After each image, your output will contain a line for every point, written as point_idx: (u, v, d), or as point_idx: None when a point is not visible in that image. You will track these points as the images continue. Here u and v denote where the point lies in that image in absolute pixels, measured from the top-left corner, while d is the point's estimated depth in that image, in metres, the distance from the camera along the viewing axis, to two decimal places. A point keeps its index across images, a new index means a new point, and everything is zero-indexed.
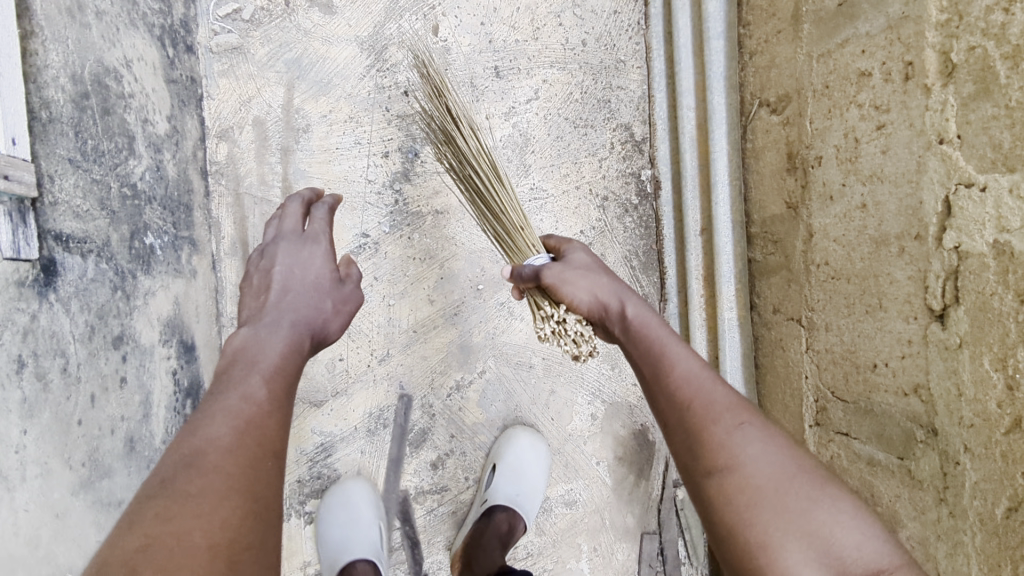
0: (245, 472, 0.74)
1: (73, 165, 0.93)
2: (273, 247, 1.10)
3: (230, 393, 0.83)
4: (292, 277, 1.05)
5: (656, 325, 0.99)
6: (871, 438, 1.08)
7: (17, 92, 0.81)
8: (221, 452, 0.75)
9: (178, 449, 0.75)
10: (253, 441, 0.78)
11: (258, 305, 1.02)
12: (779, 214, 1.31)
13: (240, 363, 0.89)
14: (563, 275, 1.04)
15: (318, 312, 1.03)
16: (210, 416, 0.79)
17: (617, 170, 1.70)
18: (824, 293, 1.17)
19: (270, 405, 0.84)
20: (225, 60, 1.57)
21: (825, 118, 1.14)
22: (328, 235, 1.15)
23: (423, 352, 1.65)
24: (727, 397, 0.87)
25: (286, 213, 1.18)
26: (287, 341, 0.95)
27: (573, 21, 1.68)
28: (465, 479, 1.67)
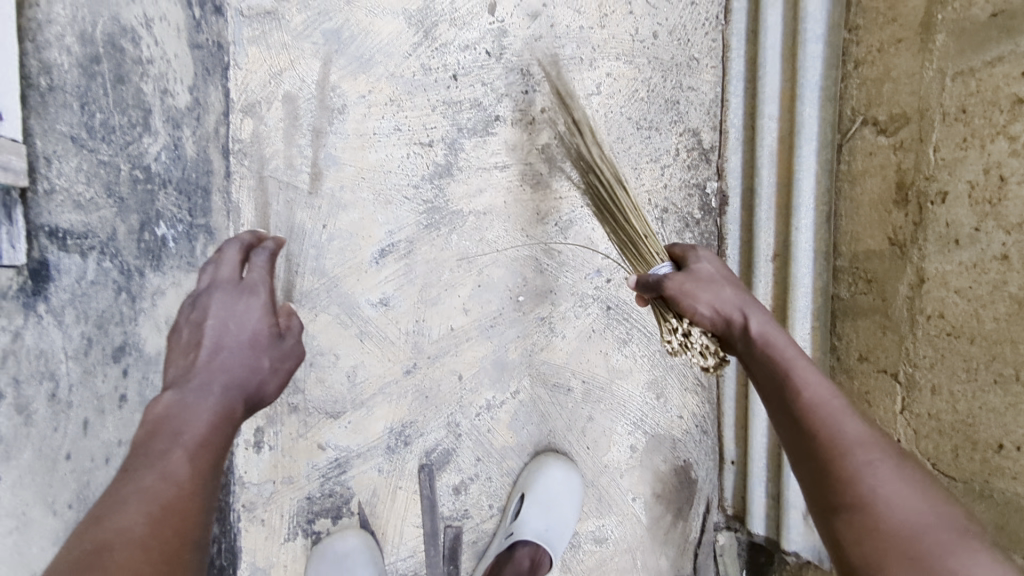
0: (160, 574, 0.60)
1: (77, 144, 0.77)
2: (206, 297, 0.90)
3: (146, 470, 0.68)
4: (226, 332, 0.86)
5: (780, 339, 0.89)
6: (985, 526, 0.94)
7: (8, 57, 0.67)
8: (131, 547, 0.59)
9: (74, 545, 0.59)
10: (169, 530, 0.64)
11: (184, 364, 0.82)
12: (877, 249, 1.15)
13: (162, 434, 0.72)
14: (684, 287, 0.96)
15: (255, 373, 0.85)
16: (119, 497, 0.65)
17: (680, 179, 1.53)
18: (933, 350, 1.02)
19: (195, 484, 0.69)
20: (256, 25, 1.40)
21: (957, 147, 0.98)
22: (269, 284, 0.95)
23: (453, 366, 1.51)
24: (861, 428, 0.77)
25: (221, 257, 0.96)
26: (217, 411, 0.78)
27: (645, 10, 1.51)
28: (488, 507, 1.53)
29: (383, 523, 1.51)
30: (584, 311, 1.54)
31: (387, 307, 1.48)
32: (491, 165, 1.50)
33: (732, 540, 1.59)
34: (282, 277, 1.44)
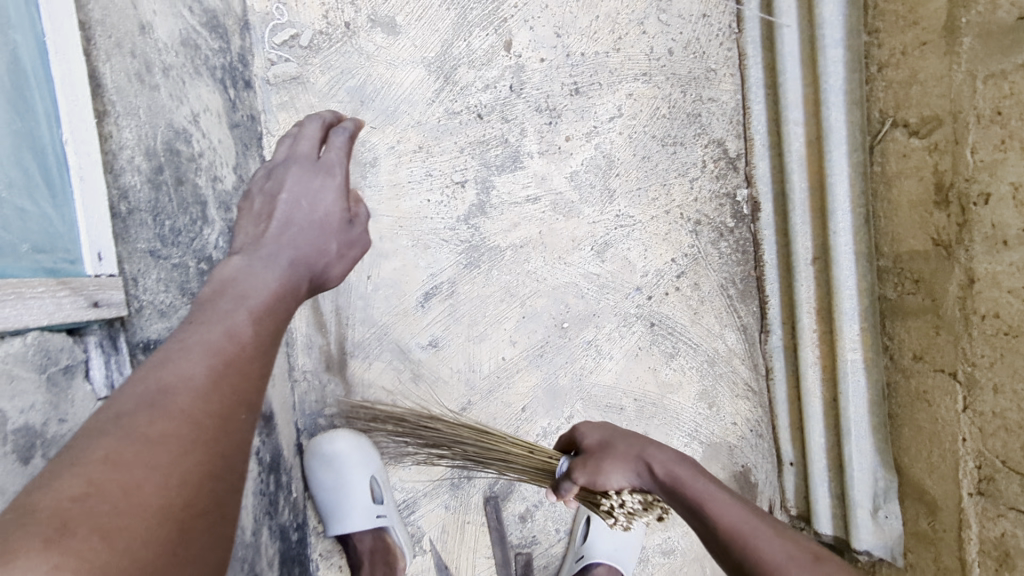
0: (220, 425, 0.61)
1: (155, 257, 0.88)
2: (282, 170, 0.91)
3: (211, 327, 0.68)
4: (297, 209, 0.88)
5: (694, 474, 0.96)
6: None
7: (98, 193, 0.80)
8: (192, 396, 0.61)
9: (140, 383, 0.61)
10: (228, 388, 0.64)
11: (256, 233, 0.86)
12: (921, 250, 1.16)
13: (227, 295, 0.74)
14: (597, 468, 1.06)
15: (321, 254, 0.87)
16: (182, 347, 0.65)
17: (709, 191, 1.54)
18: (991, 349, 1.03)
19: (257, 350, 0.69)
20: (284, 92, 1.44)
21: (995, 149, 0.98)
22: (346, 167, 0.93)
23: (506, 398, 1.54)
24: (784, 547, 0.83)
25: (302, 131, 0.94)
26: (282, 282, 0.80)
27: (657, 28, 1.52)
28: (555, 531, 1.56)
29: (456, 558, 1.54)
30: (629, 331, 1.56)
31: (436, 348, 1.51)
32: (523, 198, 1.52)
33: None
34: (334, 330, 1.48)
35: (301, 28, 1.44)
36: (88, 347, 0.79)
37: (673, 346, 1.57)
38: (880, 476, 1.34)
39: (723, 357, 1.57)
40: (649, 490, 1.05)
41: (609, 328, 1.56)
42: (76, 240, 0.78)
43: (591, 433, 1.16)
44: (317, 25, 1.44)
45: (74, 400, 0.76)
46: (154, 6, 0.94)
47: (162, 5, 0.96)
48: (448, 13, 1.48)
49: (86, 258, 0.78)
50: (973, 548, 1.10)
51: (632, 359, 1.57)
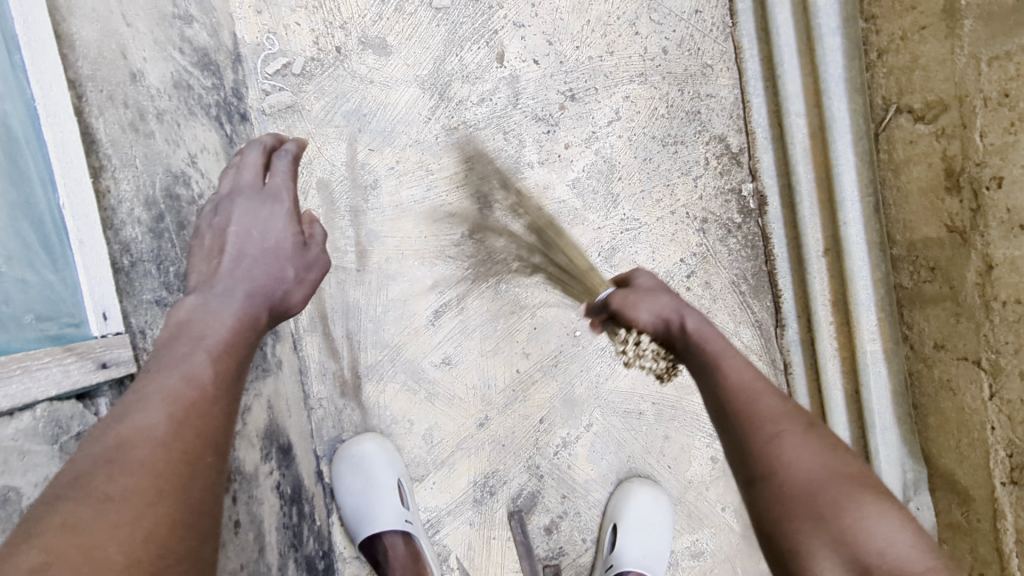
0: (183, 469, 0.66)
1: (161, 305, 0.90)
2: (228, 203, 0.90)
3: (170, 374, 0.72)
4: (246, 243, 0.88)
5: (715, 337, 0.96)
6: None
7: (100, 251, 0.81)
8: (154, 447, 0.66)
9: (100, 438, 0.65)
10: (191, 432, 0.69)
11: (210, 269, 0.87)
12: (934, 237, 1.14)
13: (184, 338, 0.77)
14: (625, 299, 1.05)
15: (279, 282, 0.88)
16: (142, 397, 0.70)
17: (714, 187, 1.50)
18: (1013, 335, 1.01)
19: (215, 389, 0.74)
20: (281, 121, 1.44)
21: (1005, 132, 0.96)
22: (293, 190, 0.93)
23: (523, 411, 1.53)
24: (776, 402, 0.87)
25: (244, 161, 0.94)
26: (240, 316, 0.83)
27: (650, 27, 1.51)
28: (582, 541, 1.55)
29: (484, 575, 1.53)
30: None
31: (450, 366, 1.50)
32: (526, 209, 1.51)
33: None
34: (347, 355, 1.48)
35: (293, 56, 1.44)
36: (99, 409, 0.81)
37: None
38: (908, 467, 1.33)
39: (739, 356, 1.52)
40: (670, 341, 1.03)
41: None
42: (78, 302, 0.79)
43: (643, 279, 1.11)
44: (308, 52, 1.44)
45: None
46: (145, 52, 0.94)
47: (152, 50, 0.96)
48: (438, 29, 1.48)
49: (89, 320, 0.80)
50: (1009, 538, 1.08)
51: None
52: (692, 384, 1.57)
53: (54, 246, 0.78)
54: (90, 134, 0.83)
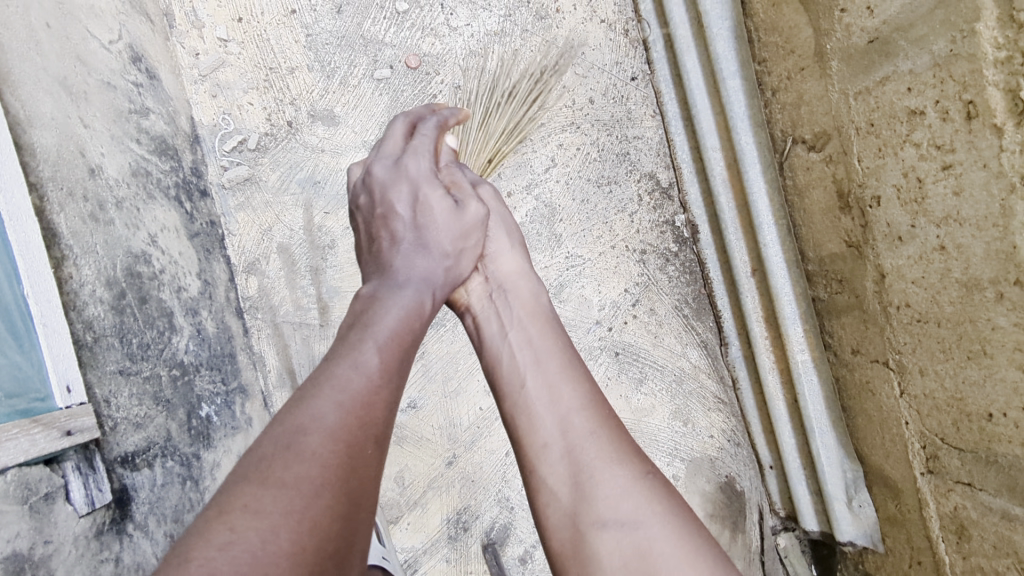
0: (348, 460, 0.69)
1: (124, 375, 0.99)
2: (371, 176, 1.08)
3: (342, 362, 0.78)
4: (407, 220, 1.03)
5: (550, 337, 1.00)
6: (1000, 491, 0.99)
7: (61, 330, 0.89)
8: (324, 435, 0.69)
9: (278, 423, 0.70)
10: (359, 422, 0.73)
11: (379, 252, 1.02)
12: (839, 252, 1.25)
13: (358, 327, 0.85)
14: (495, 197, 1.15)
15: (435, 262, 1.02)
16: (321, 382, 0.75)
17: (649, 221, 1.66)
18: (910, 336, 1.10)
19: (382, 377, 0.78)
20: (239, 193, 1.55)
21: (876, 156, 1.07)
22: (429, 155, 1.11)
23: (489, 446, 1.61)
24: (598, 430, 0.87)
25: (387, 138, 1.12)
26: (408, 305, 0.92)
27: (576, 81, 1.65)
28: None
29: None
30: (595, 363, 1.64)
31: (415, 410, 1.58)
32: None
33: (793, 540, 1.64)
34: None
35: (248, 133, 1.56)
36: (66, 472, 0.87)
37: (640, 370, 1.65)
38: (846, 468, 1.39)
39: (689, 376, 1.66)
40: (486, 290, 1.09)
41: None
42: (44, 378, 0.87)
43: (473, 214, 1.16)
44: (261, 128, 1.56)
45: (55, 522, 0.84)
46: (101, 148, 1.06)
47: (109, 145, 1.08)
48: (381, 98, 1.61)
49: (55, 393, 0.87)
50: (935, 524, 1.15)
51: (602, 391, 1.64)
52: (648, 407, 1.64)
53: (21, 330, 0.85)
54: (51, 229, 0.92)
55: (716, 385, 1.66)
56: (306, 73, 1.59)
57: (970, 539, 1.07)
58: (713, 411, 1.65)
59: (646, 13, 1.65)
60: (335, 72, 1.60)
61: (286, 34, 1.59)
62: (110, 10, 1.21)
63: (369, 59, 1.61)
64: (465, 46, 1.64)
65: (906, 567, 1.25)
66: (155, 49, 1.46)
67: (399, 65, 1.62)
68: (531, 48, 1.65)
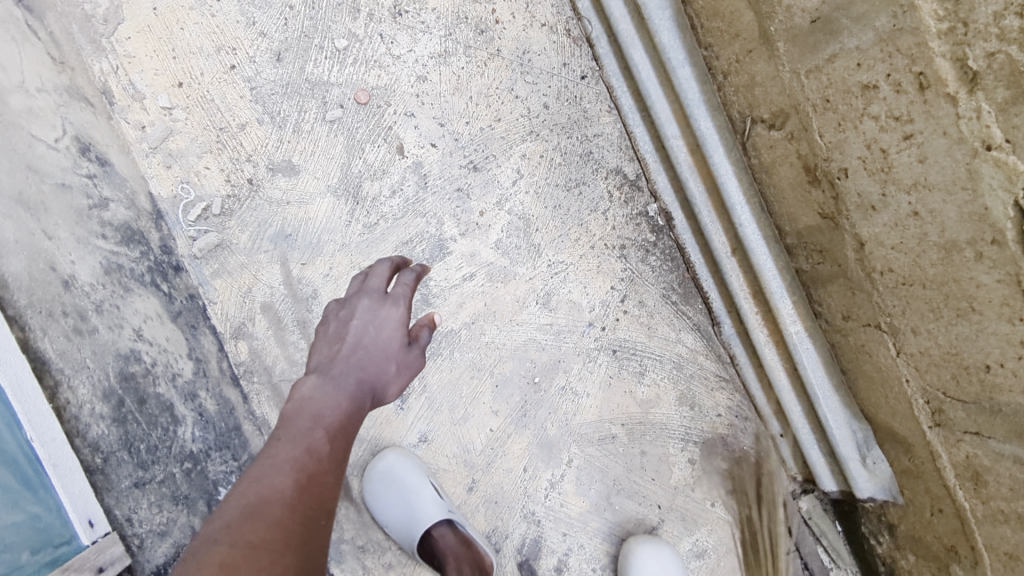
0: (299, 527, 0.87)
1: (141, 486, 1.16)
2: (356, 301, 1.15)
3: (296, 445, 0.95)
4: (366, 334, 1.10)
5: None
6: (1009, 436, 1.04)
7: (73, 468, 1.08)
8: (282, 508, 0.87)
9: (243, 496, 0.87)
10: (309, 497, 0.91)
11: (331, 352, 1.09)
12: (815, 224, 1.27)
13: (308, 419, 0.99)
14: None
15: (382, 374, 1.09)
16: (278, 465, 0.92)
17: (623, 215, 1.67)
18: (897, 300, 1.13)
19: (331, 462, 0.96)
20: (213, 260, 1.52)
21: (836, 131, 1.09)
22: (407, 301, 1.15)
23: (505, 465, 1.62)
24: None
25: (375, 270, 1.19)
26: (348, 400, 1.03)
27: (527, 88, 1.66)
28: (594, 571, 1.64)
29: None
30: (595, 364, 1.66)
31: (428, 442, 1.59)
32: (460, 279, 1.61)
33: (814, 501, 1.68)
34: None
35: (210, 199, 1.53)
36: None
37: (640, 363, 1.67)
38: (856, 428, 1.43)
39: (688, 359, 1.68)
40: None
41: (579, 368, 1.65)
42: (68, 520, 1.04)
43: None
44: (222, 191, 1.54)
45: None
46: (71, 256, 1.17)
47: (77, 250, 1.18)
48: (338, 139, 1.59)
49: (80, 529, 1.05)
50: (951, 473, 1.19)
51: (607, 389, 1.66)
52: (653, 397, 1.67)
53: (34, 481, 1.02)
54: (42, 368, 1.09)
55: (715, 364, 1.69)
56: (257, 127, 1.56)
57: (986, 485, 1.12)
58: (716, 390, 1.68)
59: (584, 11, 1.66)
60: (286, 121, 1.58)
61: (229, 91, 1.56)
62: (49, 107, 1.23)
63: (318, 102, 1.59)
64: (412, 72, 1.63)
65: (929, 515, 1.32)
66: (100, 133, 1.45)
67: (349, 103, 1.60)
68: (477, 63, 1.65)
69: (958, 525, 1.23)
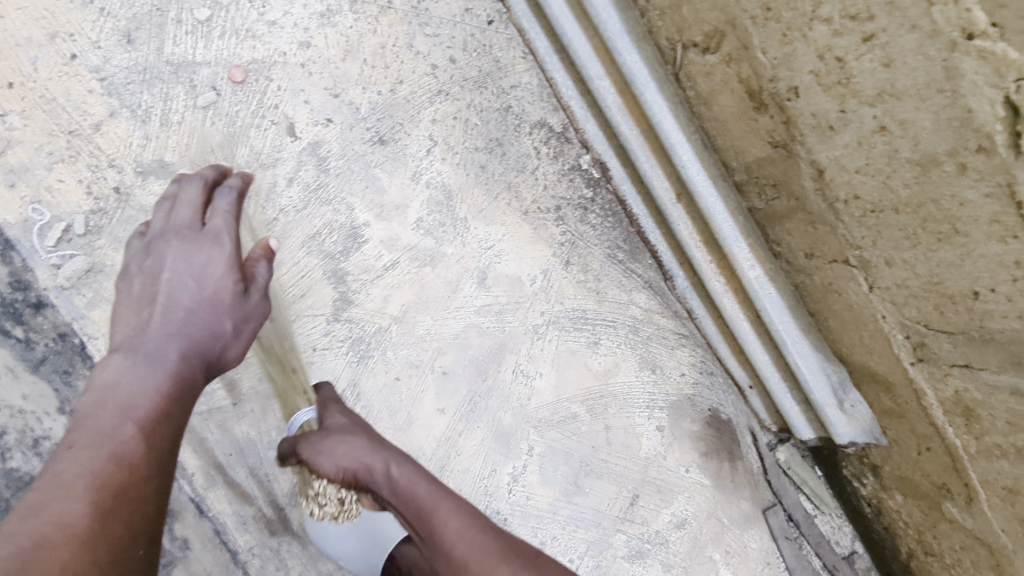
0: (105, 560, 0.73)
1: None
2: (163, 249, 0.97)
3: (98, 452, 0.78)
4: (180, 291, 0.93)
5: None
6: (1005, 367, 0.92)
7: None
8: (76, 543, 0.71)
9: (20, 534, 0.71)
10: (119, 520, 0.76)
11: (140, 321, 0.92)
12: (766, 155, 1.11)
13: (114, 413, 0.82)
14: None
15: (213, 336, 0.93)
16: (70, 484, 0.76)
17: (554, 173, 1.50)
18: (867, 229, 0.99)
19: (147, 467, 0.80)
20: (86, 289, 1.26)
21: (782, 43, 0.93)
22: (232, 232, 1.00)
23: (461, 465, 1.45)
24: None
25: (183, 200, 1.01)
26: (170, 372, 0.87)
27: (428, 43, 1.46)
28: (570, 562, 1.48)
29: None
30: (545, 341, 1.50)
31: None
32: (381, 269, 1.42)
33: (791, 450, 1.59)
34: (259, 495, 1.35)
35: (70, 217, 1.28)
36: None
37: (592, 332, 1.52)
38: (831, 371, 1.31)
39: (643, 321, 1.54)
40: None
41: (527, 348, 1.49)
42: None
43: None
44: (85, 206, 1.28)
45: None
46: None
47: None
48: (216, 127, 1.35)
49: None
50: (939, 410, 1.08)
51: (562, 366, 1.51)
52: (611, 367, 1.53)
53: None
54: None
55: (674, 321, 1.55)
56: (115, 125, 1.32)
57: (979, 420, 1.01)
58: (677, 348, 1.55)
59: None
60: (149, 113, 1.33)
61: (74, 86, 1.31)
62: None
63: (185, 86, 1.35)
64: (293, 39, 1.40)
65: (915, 454, 1.21)
66: None
67: (222, 83, 1.36)
68: (366, 20, 1.44)
69: (948, 462, 1.13)
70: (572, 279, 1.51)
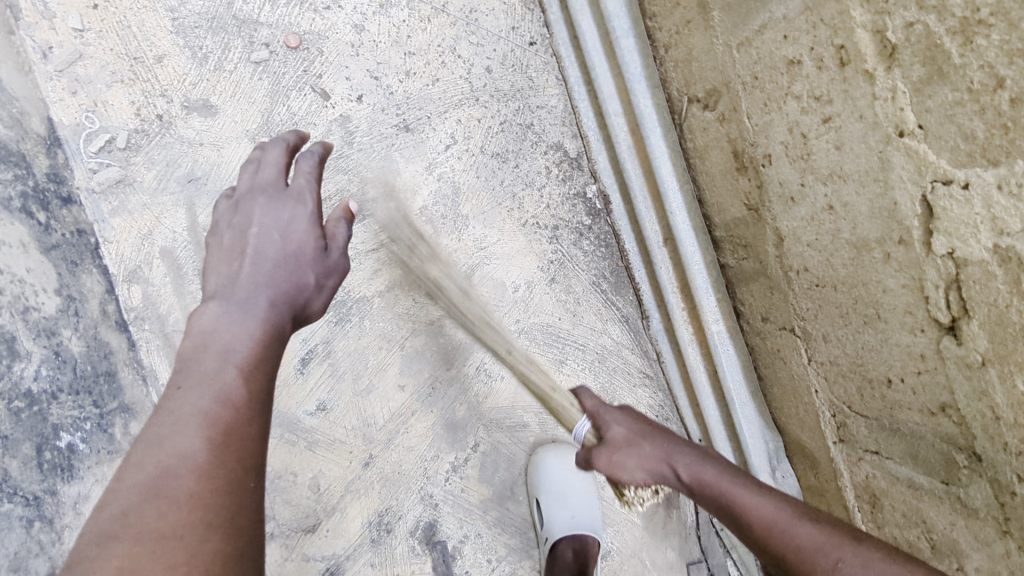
0: (224, 495, 0.68)
1: None
2: (250, 204, 0.97)
3: (204, 392, 0.75)
4: (270, 241, 0.93)
5: None
6: (906, 459, 0.96)
7: None
8: (195, 476, 0.68)
9: (142, 467, 0.68)
10: (231, 455, 0.71)
11: (230, 272, 0.91)
12: (741, 217, 1.17)
13: (213, 353, 0.79)
14: None
15: (300, 288, 0.92)
16: (180, 421, 0.72)
17: (560, 194, 1.58)
18: (811, 302, 1.04)
19: (250, 407, 0.76)
20: (113, 198, 1.41)
21: (763, 112, 1.02)
22: (313, 192, 1.00)
23: (407, 443, 1.50)
24: None
25: (268, 159, 1.03)
26: (262, 320, 0.85)
27: (470, 50, 1.57)
28: (488, 562, 1.52)
29: None
30: (514, 347, 1.56)
31: (326, 412, 1.46)
32: (377, 244, 1.51)
33: None
34: None
35: (115, 131, 1.42)
36: None
37: (562, 350, 1.57)
38: (768, 439, 1.37)
39: (612, 352, 1.59)
40: None
41: (495, 350, 1.55)
42: None
43: None
44: (131, 124, 1.43)
45: None
46: None
47: None
48: (261, 82, 1.49)
49: None
50: (852, 495, 1.10)
51: None
52: (571, 387, 1.58)
53: None
54: None
55: (641, 359, 1.60)
56: (175, 61, 1.46)
57: (883, 509, 1.04)
58: (639, 386, 1.59)
59: None
60: (207, 58, 1.47)
61: (149, 20, 1.46)
62: None
63: (244, 40, 1.49)
64: (349, 20, 1.53)
65: None
66: None
67: (277, 46, 1.50)
68: (419, 18, 1.55)
69: None
70: (554, 297, 1.57)
